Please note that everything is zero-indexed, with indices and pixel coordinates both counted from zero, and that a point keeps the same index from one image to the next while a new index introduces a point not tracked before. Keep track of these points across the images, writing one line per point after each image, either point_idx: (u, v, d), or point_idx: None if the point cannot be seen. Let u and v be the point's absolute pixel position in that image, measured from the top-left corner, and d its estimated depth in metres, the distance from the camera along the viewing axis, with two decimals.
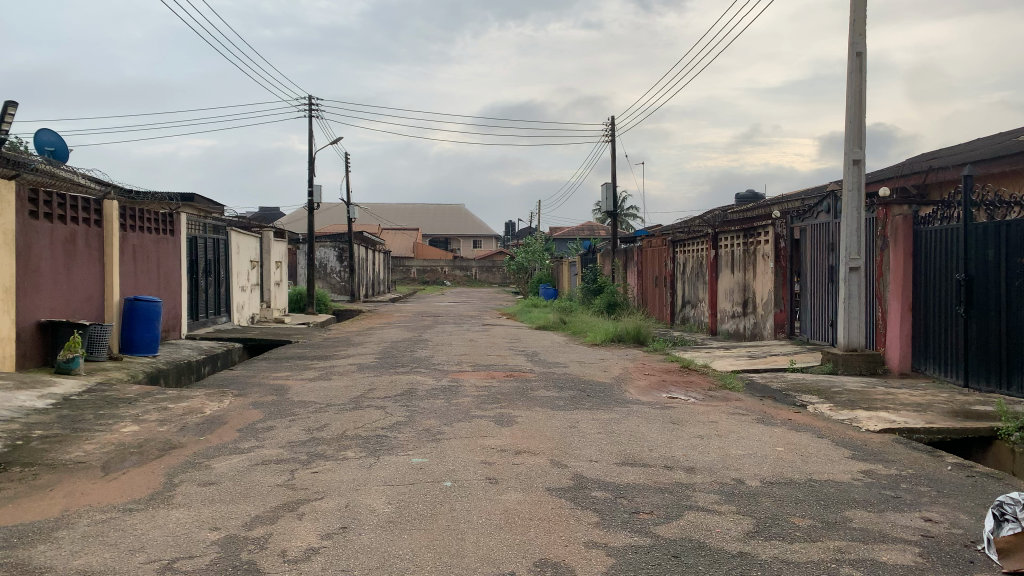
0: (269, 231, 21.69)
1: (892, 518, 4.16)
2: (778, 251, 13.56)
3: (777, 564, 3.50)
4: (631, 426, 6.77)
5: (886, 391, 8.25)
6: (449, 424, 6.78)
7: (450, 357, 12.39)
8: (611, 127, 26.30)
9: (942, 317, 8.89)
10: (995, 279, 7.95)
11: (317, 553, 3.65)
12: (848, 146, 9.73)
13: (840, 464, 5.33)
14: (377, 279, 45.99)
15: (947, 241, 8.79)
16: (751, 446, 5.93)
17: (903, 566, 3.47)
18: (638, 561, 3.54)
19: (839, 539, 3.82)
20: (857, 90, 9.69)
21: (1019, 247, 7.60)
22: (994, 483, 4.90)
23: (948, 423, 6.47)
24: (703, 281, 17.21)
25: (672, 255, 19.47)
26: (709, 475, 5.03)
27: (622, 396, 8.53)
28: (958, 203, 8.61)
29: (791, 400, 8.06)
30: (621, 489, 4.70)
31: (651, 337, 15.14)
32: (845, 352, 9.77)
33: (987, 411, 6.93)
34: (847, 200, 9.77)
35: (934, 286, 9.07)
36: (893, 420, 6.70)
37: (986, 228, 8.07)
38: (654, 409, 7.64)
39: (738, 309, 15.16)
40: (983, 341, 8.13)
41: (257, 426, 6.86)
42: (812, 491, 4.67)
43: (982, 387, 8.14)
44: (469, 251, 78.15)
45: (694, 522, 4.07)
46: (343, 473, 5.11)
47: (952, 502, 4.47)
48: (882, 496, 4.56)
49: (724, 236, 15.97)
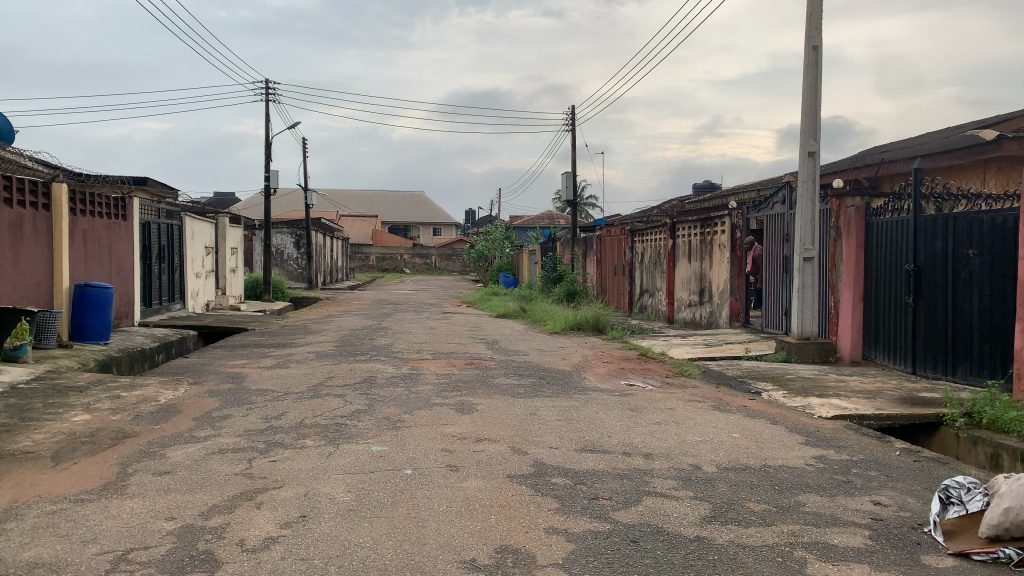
0: (224, 216, 21.26)
1: (843, 502, 4.27)
2: (734, 241, 13.80)
3: (733, 547, 3.57)
4: (591, 412, 6.85)
5: (838, 379, 8.46)
6: (409, 412, 6.76)
7: (410, 345, 12.38)
8: (570, 119, 26.50)
9: (893, 308, 9.10)
10: (942, 270, 8.16)
11: (275, 542, 3.61)
12: (803, 139, 9.87)
13: (794, 450, 5.45)
14: (335, 266, 45.41)
15: (897, 232, 9.00)
16: (707, 432, 6.05)
17: (853, 549, 3.57)
18: (597, 546, 3.58)
19: (793, 522, 3.92)
20: (812, 83, 9.84)
21: (965, 238, 7.80)
22: (940, 468, 5.06)
23: (896, 409, 6.66)
24: (661, 271, 17.41)
25: (631, 245, 19.64)
26: (667, 461, 5.11)
27: (582, 383, 8.63)
28: (908, 196, 8.81)
29: (746, 387, 8.21)
30: (581, 475, 4.74)
31: (610, 325, 15.27)
32: (799, 341, 9.96)
33: (933, 398, 7.12)
34: (801, 191, 9.92)
35: (884, 277, 9.29)
36: (845, 407, 6.87)
37: (935, 219, 8.28)
38: (613, 397, 7.72)
39: (695, 298, 15.37)
40: (931, 329, 8.34)
41: (213, 414, 6.78)
42: (767, 476, 4.77)
43: (928, 373, 8.39)
44: (429, 240, 78.09)
45: (652, 508, 4.13)
46: (303, 462, 5.08)
47: (901, 486, 4.61)
48: (833, 481, 4.68)
49: (682, 226, 16.13)
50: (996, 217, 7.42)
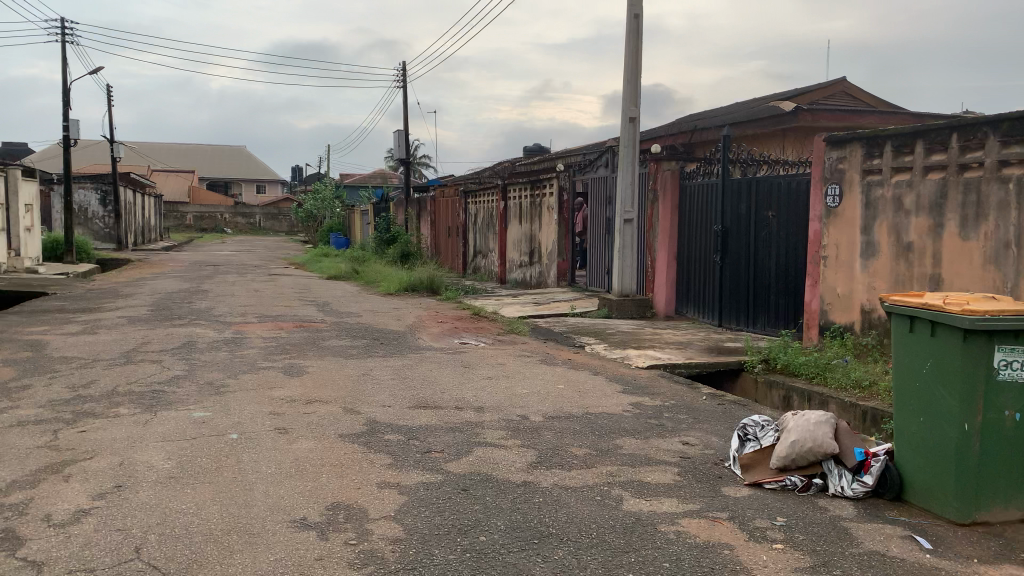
0: (16, 169, 19.21)
1: (656, 443, 4.61)
2: (561, 203, 14.26)
3: (557, 489, 3.77)
4: (423, 370, 6.92)
5: (654, 332, 9.03)
6: (234, 376, 6.52)
7: (234, 308, 11.88)
8: (402, 76, 26.08)
9: (703, 265, 9.80)
10: (745, 230, 8.87)
11: (87, 514, 3.40)
12: (625, 104, 10.31)
13: (614, 398, 5.80)
14: (148, 225, 42.35)
15: (708, 195, 9.66)
16: (535, 385, 6.30)
17: (664, 485, 3.88)
18: (429, 497, 3.66)
19: (611, 464, 4.19)
20: (633, 51, 10.27)
21: (766, 200, 8.51)
22: (740, 409, 5.58)
23: (705, 358, 7.23)
24: (492, 232, 17.68)
25: (463, 206, 19.77)
26: (496, 414, 5.27)
27: (414, 342, 8.67)
28: (717, 161, 9.47)
29: (572, 342, 8.59)
30: (413, 431, 4.80)
31: (444, 286, 15.36)
32: (620, 298, 10.51)
33: (737, 347, 7.79)
34: (623, 154, 10.36)
35: (696, 237, 9.97)
36: (660, 357, 7.37)
37: (740, 183, 8.95)
38: (445, 355, 7.83)
39: (525, 258, 15.78)
40: (735, 285, 9.08)
41: (8, 385, 6.20)
42: (589, 423, 5.05)
43: (732, 325, 9.14)
44: (253, 199, 74.56)
45: (482, 457, 4.27)
46: (117, 431, 4.78)
47: (707, 426, 5.04)
48: (648, 425, 5.04)
49: (513, 187, 16.43)
50: (791, 182, 8.13)
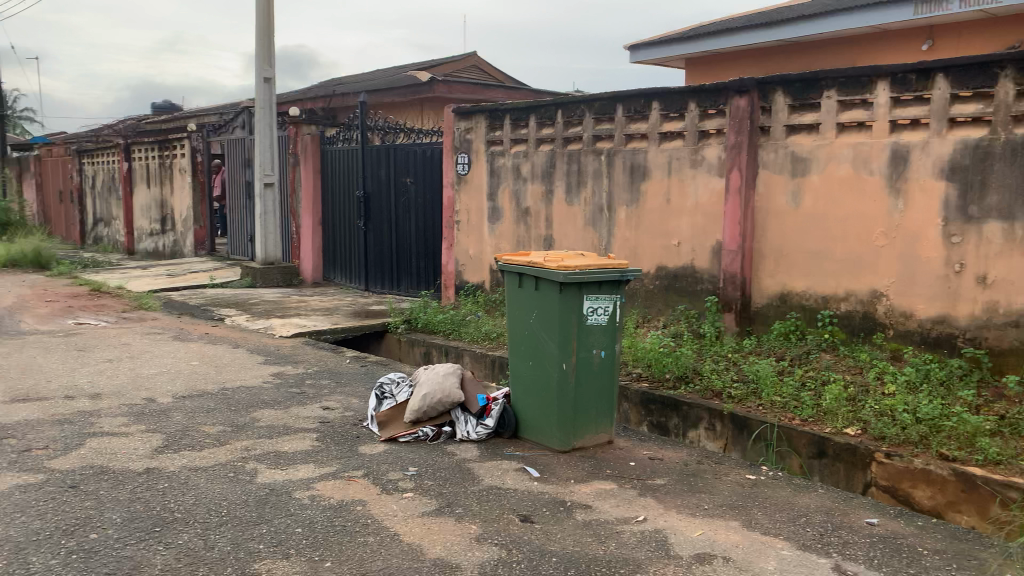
0: None
1: (295, 412, 4.59)
2: (195, 165, 13.28)
3: (185, 472, 3.57)
4: (25, 358, 6.04)
5: (299, 300, 8.92)
6: None
7: None
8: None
9: (347, 230, 9.87)
10: (385, 195, 9.09)
11: None
12: (259, 64, 9.87)
13: (252, 370, 5.63)
14: None
15: (348, 160, 9.70)
16: (164, 363, 5.86)
17: (301, 452, 3.88)
18: (27, 500, 3.23)
19: (246, 438, 4.07)
20: (265, 8, 9.84)
21: (403, 167, 8.79)
22: (381, 370, 5.77)
23: (348, 322, 7.32)
24: (115, 197, 15.91)
25: (77, 167, 17.46)
26: (116, 399, 4.81)
27: (15, 326, 7.51)
28: (356, 127, 9.53)
29: (209, 314, 8.13)
30: (9, 428, 4.19)
31: (56, 259, 13.50)
32: (263, 266, 10.18)
33: (380, 310, 8.01)
34: (259, 116, 9.94)
35: (338, 203, 9.99)
36: (304, 324, 7.30)
37: (378, 149, 9.12)
38: (55, 338, 6.91)
39: (156, 226, 14.47)
40: (378, 250, 9.29)
41: None
42: (224, 399, 4.85)
43: (377, 289, 9.37)
44: None
45: (97, 448, 3.88)
46: None
47: (347, 390, 5.14)
48: (288, 394, 4.98)
49: (137, 148, 14.90)
50: (425, 149, 8.50)
